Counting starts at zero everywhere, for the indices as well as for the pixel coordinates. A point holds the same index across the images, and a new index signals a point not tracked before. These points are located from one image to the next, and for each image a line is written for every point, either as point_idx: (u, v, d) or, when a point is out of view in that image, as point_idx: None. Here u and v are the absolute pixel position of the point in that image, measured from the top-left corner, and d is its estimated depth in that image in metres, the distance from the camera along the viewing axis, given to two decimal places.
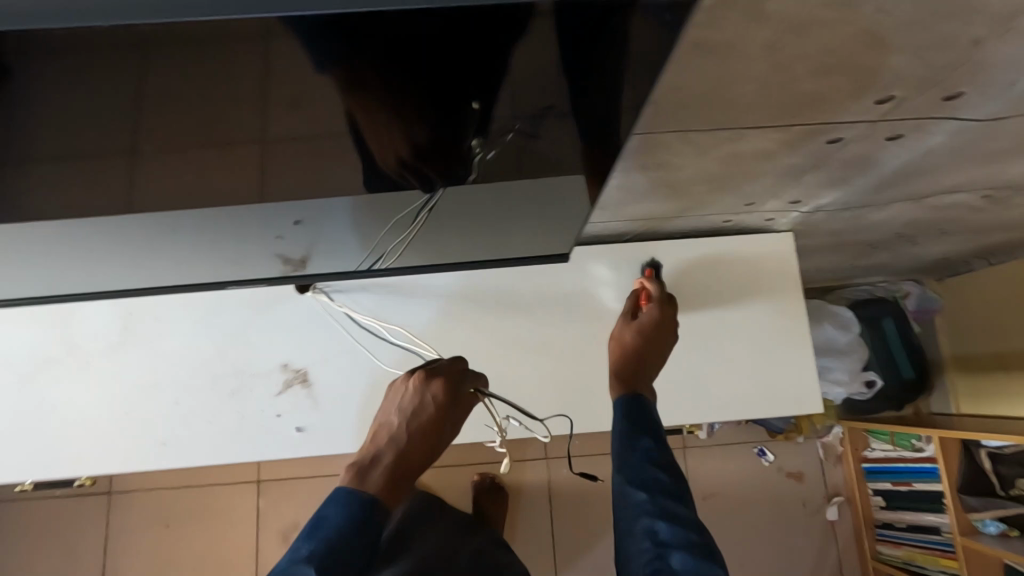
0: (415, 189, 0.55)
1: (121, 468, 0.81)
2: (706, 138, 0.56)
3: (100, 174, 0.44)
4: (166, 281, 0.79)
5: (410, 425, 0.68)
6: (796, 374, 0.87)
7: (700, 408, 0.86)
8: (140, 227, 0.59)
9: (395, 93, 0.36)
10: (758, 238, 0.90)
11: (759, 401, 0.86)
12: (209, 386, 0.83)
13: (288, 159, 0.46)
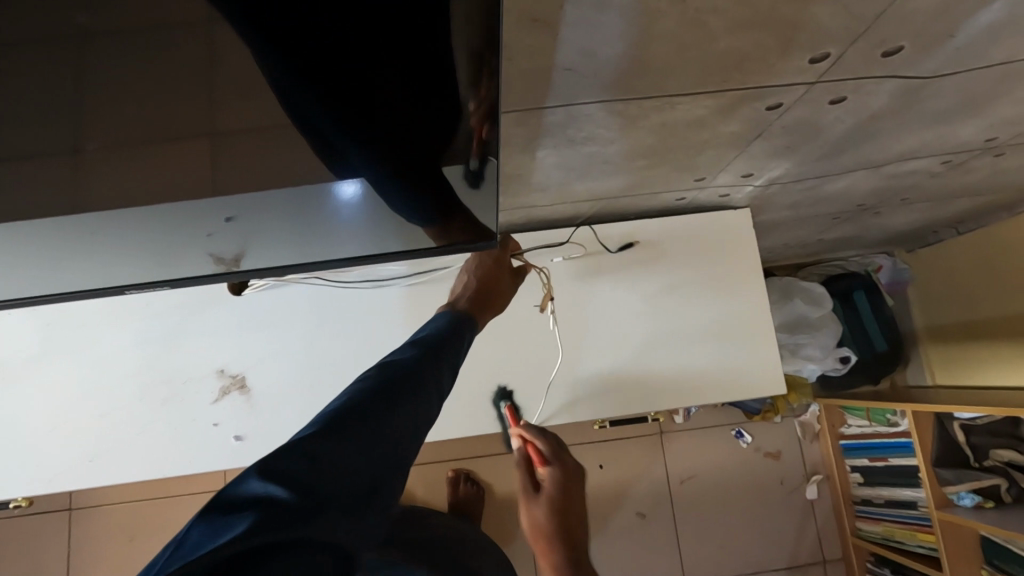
0: (391, 200, 0.55)
1: (50, 489, 0.76)
2: (637, 108, 0.53)
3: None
4: (87, 290, 0.74)
5: (483, 273, 0.77)
6: (756, 356, 0.83)
7: (655, 396, 0.82)
8: (28, 238, 0.54)
9: (358, 101, 0.39)
10: (716, 215, 0.87)
11: (715, 386, 0.82)
12: (140, 399, 0.78)
13: (242, 172, 0.44)
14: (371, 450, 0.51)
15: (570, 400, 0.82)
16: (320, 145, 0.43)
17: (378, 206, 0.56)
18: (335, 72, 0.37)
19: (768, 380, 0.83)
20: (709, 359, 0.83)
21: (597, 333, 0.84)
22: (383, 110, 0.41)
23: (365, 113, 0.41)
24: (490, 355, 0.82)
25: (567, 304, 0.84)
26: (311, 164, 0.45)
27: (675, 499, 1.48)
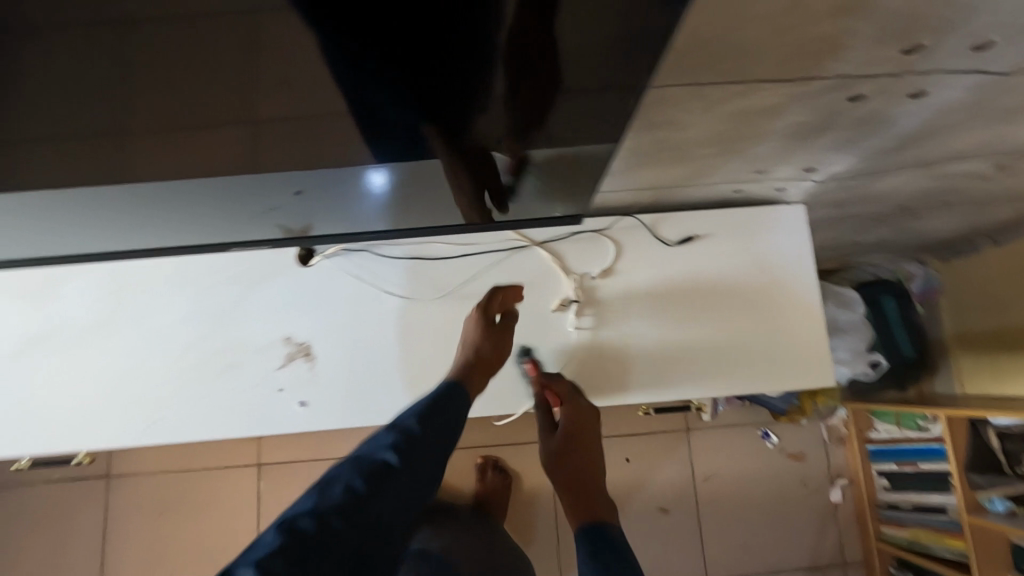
0: (423, 180, 0.58)
1: (117, 443, 0.79)
2: (725, 93, 0.55)
3: (87, 156, 0.44)
4: (151, 248, 0.77)
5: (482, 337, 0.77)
6: (793, 350, 0.85)
7: (689, 388, 0.83)
8: (131, 199, 0.56)
9: (424, 84, 0.41)
10: (770, 209, 0.88)
11: (748, 379, 0.84)
12: (202, 364, 0.81)
13: (287, 145, 0.48)
14: (363, 548, 0.56)
15: (605, 387, 0.83)
16: (387, 119, 0.45)
17: (402, 183, 0.59)
18: (404, 60, 0.38)
19: (805, 373, 0.84)
20: (745, 353, 0.84)
21: (647, 324, 0.85)
22: (449, 94, 0.43)
23: (431, 96, 0.43)
24: (524, 341, 0.83)
25: (613, 293, 0.85)
26: (382, 134, 0.47)
27: (699, 497, 1.50)
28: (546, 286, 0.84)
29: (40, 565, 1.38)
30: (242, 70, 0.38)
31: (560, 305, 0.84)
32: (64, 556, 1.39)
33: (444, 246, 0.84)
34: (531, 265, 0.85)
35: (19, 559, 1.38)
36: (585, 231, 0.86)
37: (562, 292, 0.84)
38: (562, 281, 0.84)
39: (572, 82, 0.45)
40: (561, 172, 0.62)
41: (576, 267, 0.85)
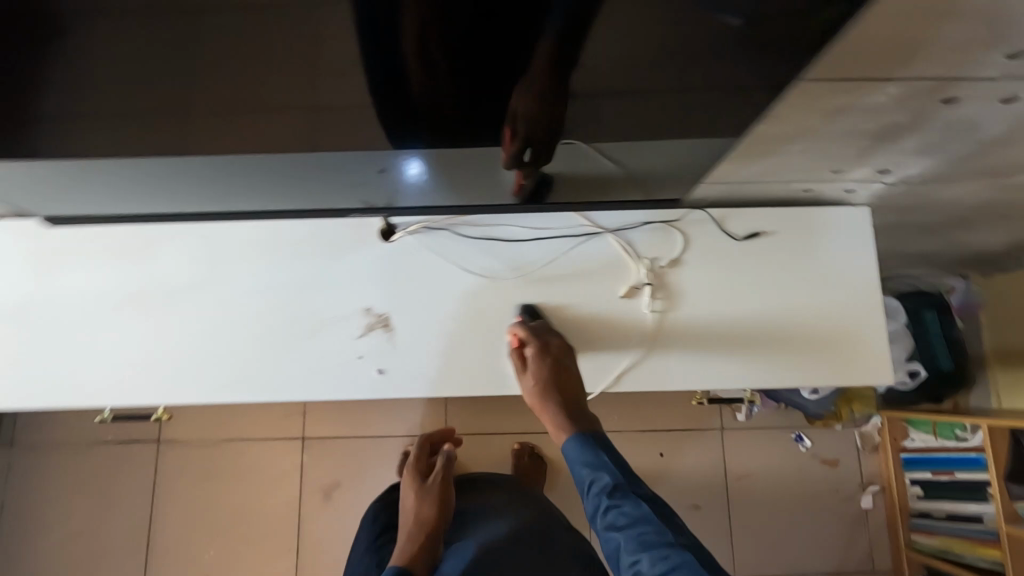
0: (466, 162, 0.68)
1: (200, 398, 0.84)
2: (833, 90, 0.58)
3: (204, 124, 0.59)
4: (251, 207, 0.85)
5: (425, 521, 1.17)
6: (853, 346, 0.87)
7: (752, 376, 0.86)
8: (252, 165, 0.68)
9: (479, 62, 0.49)
10: (836, 211, 0.90)
11: (806, 366, 0.86)
12: (286, 327, 0.85)
13: (346, 125, 0.60)
14: None
15: (670, 372, 0.85)
16: (442, 98, 0.54)
17: (449, 162, 0.68)
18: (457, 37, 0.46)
19: (862, 368, 0.87)
20: (806, 346, 0.87)
21: (713, 312, 0.87)
22: (501, 78, 0.51)
23: (483, 75, 0.51)
24: (592, 325, 0.86)
25: (680, 281, 0.88)
26: (434, 112, 0.56)
27: (730, 495, 1.52)
28: (616, 272, 0.87)
29: (89, 522, 1.43)
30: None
31: (629, 291, 0.86)
32: (111, 515, 1.43)
33: (518, 229, 0.87)
34: (602, 251, 0.88)
35: (68, 516, 1.43)
36: (653, 221, 0.88)
37: (632, 278, 0.87)
38: (631, 268, 0.87)
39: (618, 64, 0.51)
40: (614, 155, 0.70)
41: (645, 254, 0.88)
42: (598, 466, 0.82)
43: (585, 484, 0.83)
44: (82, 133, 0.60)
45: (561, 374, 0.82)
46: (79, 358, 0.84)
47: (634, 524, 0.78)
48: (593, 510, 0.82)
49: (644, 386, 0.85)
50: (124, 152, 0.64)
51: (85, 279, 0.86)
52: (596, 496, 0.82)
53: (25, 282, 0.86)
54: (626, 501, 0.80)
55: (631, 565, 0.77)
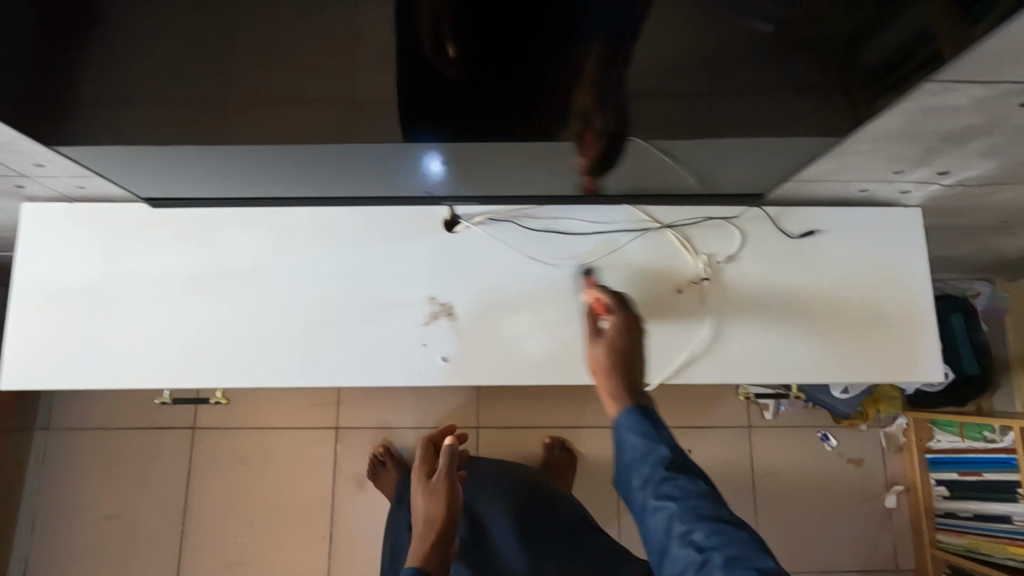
0: (481, 154, 0.70)
1: (265, 381, 0.85)
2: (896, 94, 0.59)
3: (246, 114, 0.61)
4: (307, 192, 0.85)
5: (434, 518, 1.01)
6: (903, 344, 0.89)
7: (806, 371, 0.88)
8: (330, 154, 0.70)
9: (486, 64, 0.53)
10: (889, 211, 0.92)
11: (861, 361, 0.88)
12: (352, 313, 0.86)
13: (375, 122, 0.63)
14: None
15: (726, 365, 0.87)
16: (450, 99, 0.58)
17: (479, 155, 0.71)
18: (463, 38, 0.50)
19: (914, 364, 0.88)
20: (859, 342, 0.89)
21: (768, 308, 0.89)
22: (509, 69, 0.54)
23: (490, 78, 0.55)
24: (651, 319, 0.88)
25: (735, 277, 0.90)
26: (442, 113, 0.61)
27: (758, 492, 1.54)
28: (674, 267, 0.89)
29: (123, 505, 1.43)
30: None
31: (688, 285, 0.88)
32: (144, 501, 1.43)
33: (577, 223, 0.89)
34: (659, 245, 0.89)
35: (102, 501, 1.43)
36: (710, 217, 0.90)
37: (690, 272, 0.89)
38: (688, 263, 0.89)
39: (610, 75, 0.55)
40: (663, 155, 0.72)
41: (701, 250, 0.89)
42: (656, 437, 0.69)
43: (633, 456, 0.69)
44: (187, 117, 0.62)
45: (635, 349, 0.76)
46: (148, 338, 0.85)
47: (690, 498, 0.66)
48: (639, 484, 0.68)
49: (703, 378, 0.87)
50: (221, 137, 0.65)
51: (153, 260, 0.87)
52: (648, 468, 0.68)
53: (93, 262, 0.87)
54: (681, 474, 0.67)
55: (683, 539, 0.64)
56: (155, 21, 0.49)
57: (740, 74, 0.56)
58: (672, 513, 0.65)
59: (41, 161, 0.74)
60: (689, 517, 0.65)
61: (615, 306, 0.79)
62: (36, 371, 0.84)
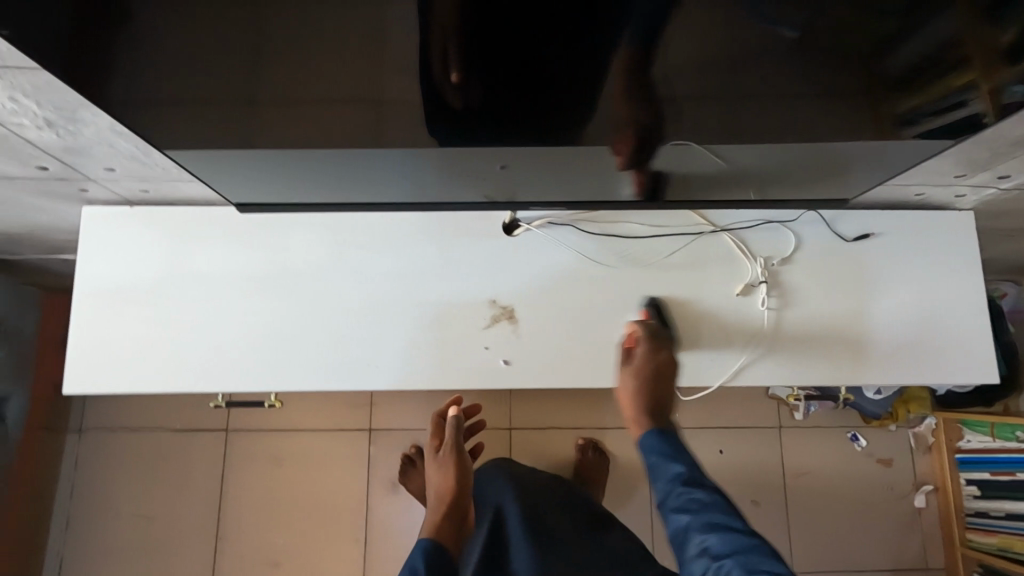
0: (500, 153, 0.67)
1: (327, 385, 0.85)
2: (959, 96, 0.58)
3: (282, 115, 0.59)
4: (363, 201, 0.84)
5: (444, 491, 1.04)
6: (960, 347, 0.89)
7: (866, 372, 0.87)
8: (405, 161, 0.70)
9: (495, 69, 0.52)
10: (941, 214, 0.93)
11: (920, 362, 0.88)
12: (415, 315, 0.87)
13: (403, 120, 0.60)
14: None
15: (784, 367, 0.87)
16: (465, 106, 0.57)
17: (532, 161, 0.70)
18: (469, 45, 0.49)
19: (972, 366, 0.89)
20: (917, 342, 0.89)
21: (825, 310, 0.89)
22: (530, 69, 0.52)
23: (499, 83, 0.54)
24: (710, 321, 0.88)
25: (791, 279, 0.90)
26: (456, 119, 0.59)
27: (789, 492, 1.55)
28: (730, 270, 0.89)
29: (158, 508, 1.42)
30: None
31: (745, 288, 0.89)
32: (179, 504, 1.42)
33: (635, 225, 0.90)
34: (715, 249, 0.90)
35: (137, 504, 1.42)
36: (765, 220, 0.91)
37: (747, 275, 0.89)
38: (746, 265, 0.89)
39: (632, 73, 0.53)
40: (717, 162, 0.72)
41: (757, 253, 0.90)
42: (673, 455, 0.76)
43: (653, 473, 0.77)
44: (267, 127, 0.61)
45: (665, 375, 0.81)
46: (209, 341, 0.85)
47: (707, 510, 0.71)
48: (661, 499, 0.75)
49: (763, 380, 0.87)
50: (304, 147, 0.65)
51: (215, 263, 0.87)
52: (667, 484, 0.75)
53: (154, 265, 0.87)
54: (698, 488, 0.73)
55: (698, 550, 0.69)
56: (250, 34, 0.49)
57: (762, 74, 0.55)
58: (689, 523, 0.71)
59: (112, 167, 0.74)
60: (705, 528, 0.70)
61: (647, 335, 0.82)
62: (100, 374, 0.84)
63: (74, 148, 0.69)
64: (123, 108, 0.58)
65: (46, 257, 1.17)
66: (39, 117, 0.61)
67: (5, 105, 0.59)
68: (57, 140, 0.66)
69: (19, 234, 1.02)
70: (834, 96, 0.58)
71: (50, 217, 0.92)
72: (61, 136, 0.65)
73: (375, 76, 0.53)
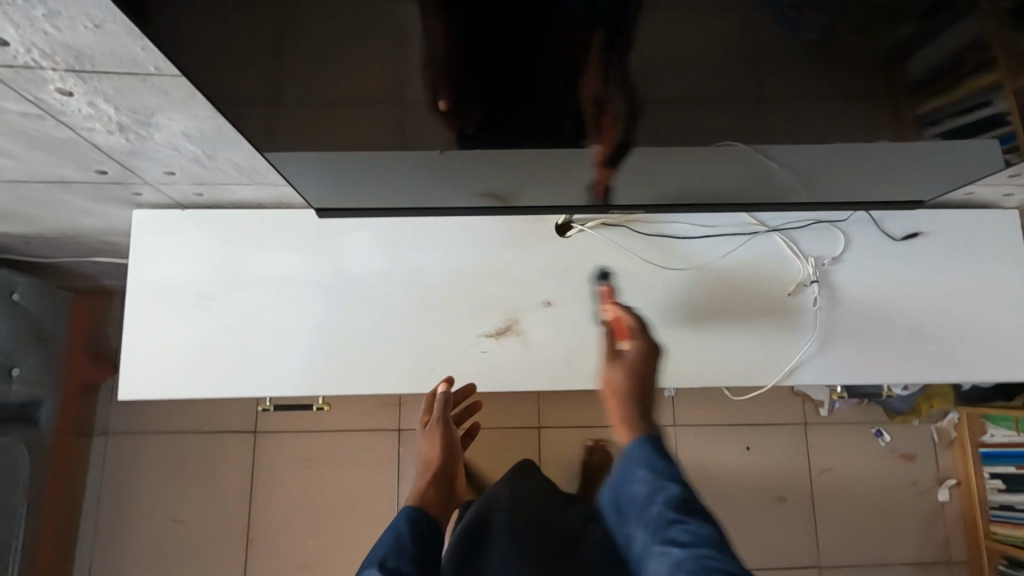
0: (506, 158, 0.65)
1: (380, 389, 0.84)
2: (982, 97, 0.57)
3: (302, 121, 0.57)
4: (413, 209, 0.81)
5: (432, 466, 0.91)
6: (1012, 343, 0.89)
7: (918, 369, 0.87)
8: (469, 172, 0.69)
9: (493, 97, 0.52)
10: (987, 212, 0.93)
11: (971, 359, 0.88)
12: (471, 318, 0.86)
13: (419, 124, 0.57)
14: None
15: (838, 366, 0.87)
16: (468, 129, 0.57)
17: (589, 168, 0.68)
18: (467, 75, 0.49)
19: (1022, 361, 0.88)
20: (966, 338, 0.88)
21: (874, 309, 0.89)
22: (531, 79, 0.50)
23: (500, 109, 0.54)
24: (764, 320, 0.88)
25: (840, 279, 0.90)
26: (462, 140, 0.60)
27: (815, 488, 1.56)
28: (781, 270, 0.90)
29: (188, 510, 1.40)
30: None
31: (797, 288, 0.89)
32: (210, 508, 1.41)
33: (687, 226, 0.91)
34: (765, 250, 0.90)
35: (169, 508, 1.41)
36: (815, 220, 0.92)
37: (798, 276, 0.89)
38: (797, 266, 0.90)
39: (646, 80, 0.51)
40: (749, 167, 0.70)
41: (807, 253, 0.90)
42: (666, 473, 0.70)
43: (640, 493, 0.70)
44: (331, 137, 0.60)
45: (653, 378, 0.76)
46: (263, 344, 0.85)
47: (699, 544, 0.64)
48: (646, 525, 0.69)
49: (816, 378, 0.87)
50: (374, 159, 0.65)
51: (269, 266, 0.87)
52: (656, 508, 0.68)
53: (207, 268, 0.87)
54: (689, 516, 0.67)
55: None
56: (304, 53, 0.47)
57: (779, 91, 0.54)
58: (677, 558, 0.64)
59: (171, 170, 0.73)
60: (696, 565, 0.63)
61: (637, 329, 0.77)
62: (154, 379, 0.83)
63: (137, 152, 0.68)
64: (194, 107, 0.58)
65: (77, 260, 1.16)
66: (112, 122, 0.60)
67: (81, 111, 0.58)
68: (123, 144, 0.66)
69: (59, 238, 1.01)
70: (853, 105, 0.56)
71: (95, 219, 0.92)
72: (129, 140, 0.65)
73: (395, 83, 0.51)
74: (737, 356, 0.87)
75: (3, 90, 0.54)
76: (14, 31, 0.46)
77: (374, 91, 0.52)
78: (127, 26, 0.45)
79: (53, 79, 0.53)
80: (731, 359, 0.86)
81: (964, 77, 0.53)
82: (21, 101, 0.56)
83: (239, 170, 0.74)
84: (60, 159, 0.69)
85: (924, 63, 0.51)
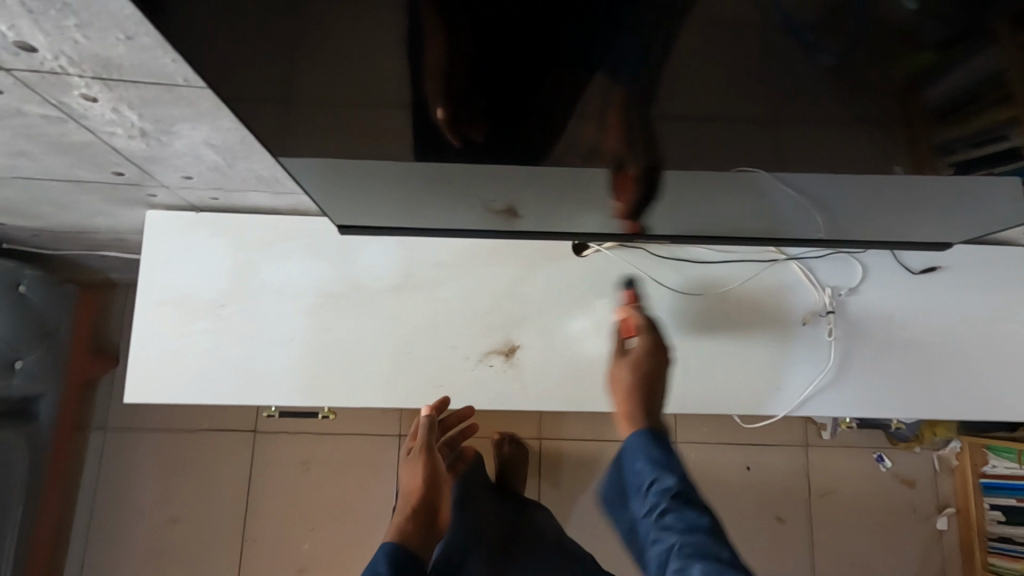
0: (515, 172, 0.59)
1: (385, 404, 0.83)
2: (1000, 129, 0.51)
3: (292, 131, 0.52)
4: (448, 227, 0.82)
5: (412, 496, 0.92)
6: None
7: (930, 405, 0.86)
8: (492, 194, 0.68)
9: (496, 108, 0.47)
10: (1006, 249, 0.92)
11: (984, 396, 0.87)
12: (483, 335, 0.86)
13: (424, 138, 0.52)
14: None
15: (849, 396, 0.86)
16: (470, 140, 0.52)
17: (610, 197, 0.67)
18: (470, 86, 0.44)
19: None
20: (980, 375, 0.88)
21: (886, 343, 0.88)
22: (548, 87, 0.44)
23: (509, 123, 0.49)
24: (776, 348, 0.87)
25: (852, 311, 0.90)
26: (466, 149, 0.54)
27: (815, 510, 1.56)
28: (794, 299, 0.89)
29: (182, 508, 1.40)
30: (816, 78, 0.44)
31: (811, 317, 0.88)
32: (205, 508, 1.40)
33: (706, 251, 0.90)
34: (780, 278, 0.90)
35: (163, 506, 1.40)
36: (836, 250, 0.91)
37: (810, 308, 0.89)
38: (814, 296, 0.89)
39: (671, 107, 0.47)
40: (771, 199, 0.67)
41: (822, 283, 0.90)
42: (664, 464, 0.69)
43: (639, 483, 0.70)
44: (339, 162, 0.58)
45: (658, 373, 0.76)
46: (272, 353, 0.84)
47: (693, 535, 0.64)
48: (645, 516, 0.69)
49: (831, 409, 0.86)
50: (398, 182, 0.64)
51: (282, 274, 0.86)
52: (652, 497, 0.68)
53: (220, 274, 0.86)
54: (686, 508, 0.66)
55: None
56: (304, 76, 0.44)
57: (802, 116, 0.49)
58: (671, 548, 0.64)
59: (189, 175, 0.72)
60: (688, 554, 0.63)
61: (644, 325, 0.79)
62: (159, 384, 0.82)
63: (156, 158, 0.67)
64: (214, 116, 0.57)
65: (84, 254, 1.15)
66: (134, 128, 0.59)
67: (104, 116, 0.57)
68: (143, 149, 0.65)
69: (67, 233, 1.00)
70: (891, 138, 0.51)
71: (107, 218, 0.91)
72: (150, 146, 0.64)
73: (396, 100, 0.46)
74: (752, 378, 0.86)
75: (27, 93, 0.53)
76: (45, 38, 0.45)
77: (375, 110, 0.48)
78: (158, 40, 0.44)
79: (78, 85, 0.52)
80: (740, 386, 0.86)
81: (983, 110, 0.48)
82: (43, 104, 0.55)
83: (259, 179, 0.73)
84: (77, 160, 0.68)
85: (943, 95, 0.45)
